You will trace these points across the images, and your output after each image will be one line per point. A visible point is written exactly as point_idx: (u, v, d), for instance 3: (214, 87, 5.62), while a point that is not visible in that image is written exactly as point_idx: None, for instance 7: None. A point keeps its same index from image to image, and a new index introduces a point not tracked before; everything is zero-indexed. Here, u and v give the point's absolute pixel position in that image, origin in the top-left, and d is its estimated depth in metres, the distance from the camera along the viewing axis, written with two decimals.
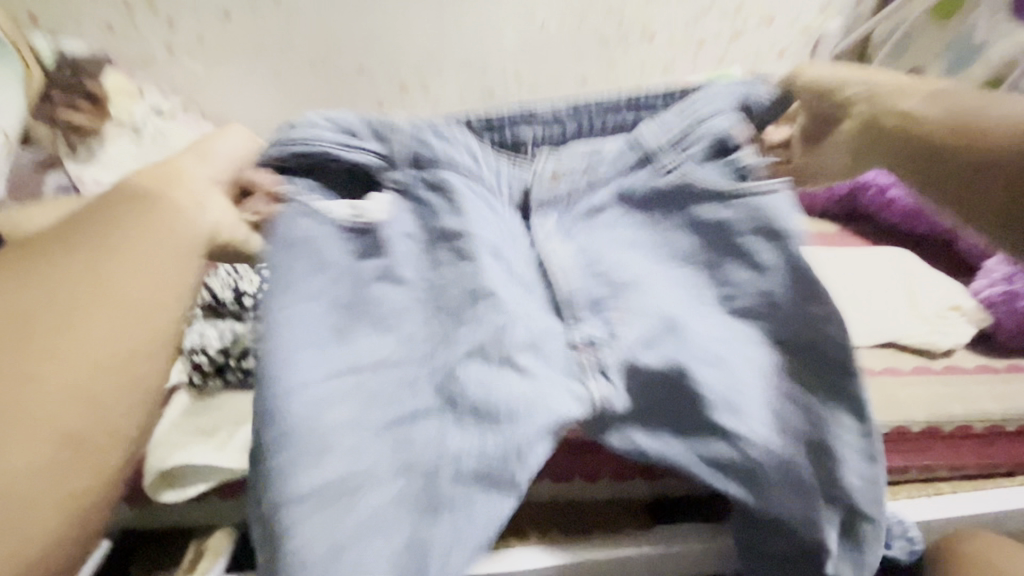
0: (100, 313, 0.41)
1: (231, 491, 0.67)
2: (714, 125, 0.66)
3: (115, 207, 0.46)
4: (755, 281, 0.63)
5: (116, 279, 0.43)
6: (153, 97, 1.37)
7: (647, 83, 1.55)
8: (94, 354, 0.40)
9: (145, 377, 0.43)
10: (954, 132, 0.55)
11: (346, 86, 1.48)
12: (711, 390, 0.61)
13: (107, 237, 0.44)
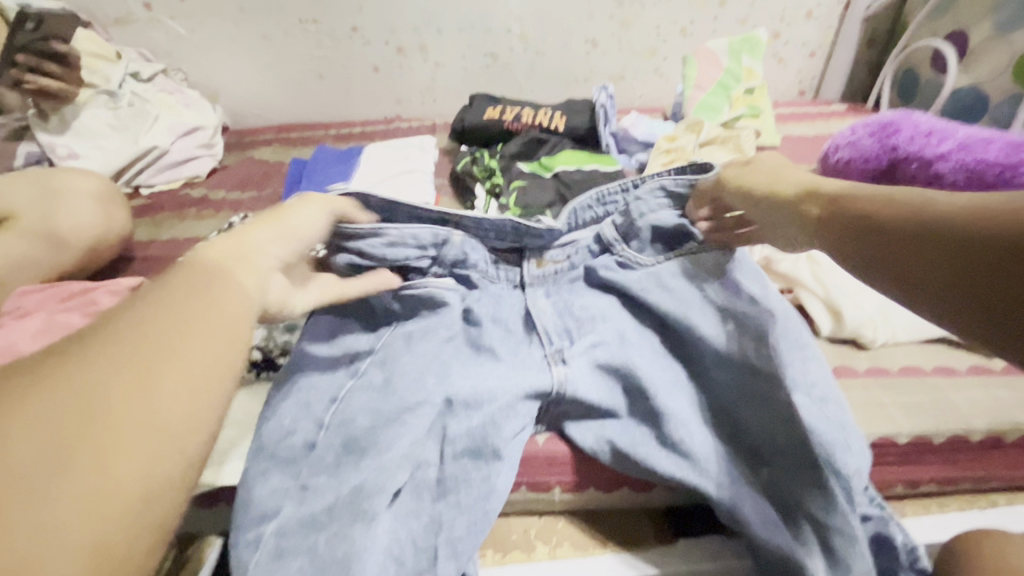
0: (135, 413, 0.30)
1: (210, 497, 0.60)
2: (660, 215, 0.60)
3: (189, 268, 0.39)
4: (722, 325, 0.56)
5: (166, 364, 0.32)
6: (132, 61, 1.27)
7: (664, 46, 1.44)
8: (119, 473, 0.29)
9: (171, 479, 0.31)
10: (862, 216, 0.40)
11: (337, 49, 1.37)
12: (691, 451, 0.52)
13: (175, 293, 0.36)
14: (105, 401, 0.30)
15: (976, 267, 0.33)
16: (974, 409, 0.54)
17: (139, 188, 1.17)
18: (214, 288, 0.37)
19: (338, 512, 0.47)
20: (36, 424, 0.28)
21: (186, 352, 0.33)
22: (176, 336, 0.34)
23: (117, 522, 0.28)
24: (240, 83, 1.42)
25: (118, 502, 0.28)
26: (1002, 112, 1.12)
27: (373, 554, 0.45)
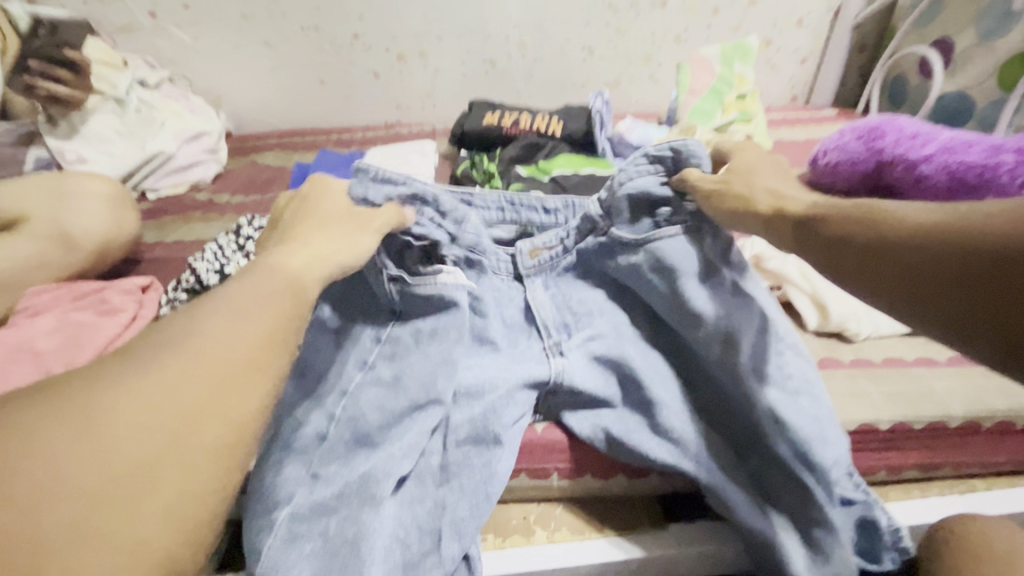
0: (193, 432, 0.32)
1: None
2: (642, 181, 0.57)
3: (263, 269, 0.43)
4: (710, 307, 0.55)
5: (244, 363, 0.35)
6: (138, 68, 1.30)
7: (658, 53, 1.47)
8: (171, 491, 0.30)
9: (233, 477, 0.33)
10: (835, 237, 0.43)
11: (339, 56, 1.41)
12: (680, 439, 0.54)
13: (244, 292, 0.39)
14: (169, 420, 0.31)
15: (946, 285, 0.36)
16: (953, 396, 0.57)
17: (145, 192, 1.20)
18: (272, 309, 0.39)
19: (348, 496, 0.49)
20: (99, 444, 0.29)
21: (243, 377, 0.35)
22: (238, 337, 0.36)
23: (165, 543, 0.29)
24: (244, 90, 1.45)
25: (168, 520, 0.29)
26: (988, 116, 1.15)
27: (378, 537, 0.47)
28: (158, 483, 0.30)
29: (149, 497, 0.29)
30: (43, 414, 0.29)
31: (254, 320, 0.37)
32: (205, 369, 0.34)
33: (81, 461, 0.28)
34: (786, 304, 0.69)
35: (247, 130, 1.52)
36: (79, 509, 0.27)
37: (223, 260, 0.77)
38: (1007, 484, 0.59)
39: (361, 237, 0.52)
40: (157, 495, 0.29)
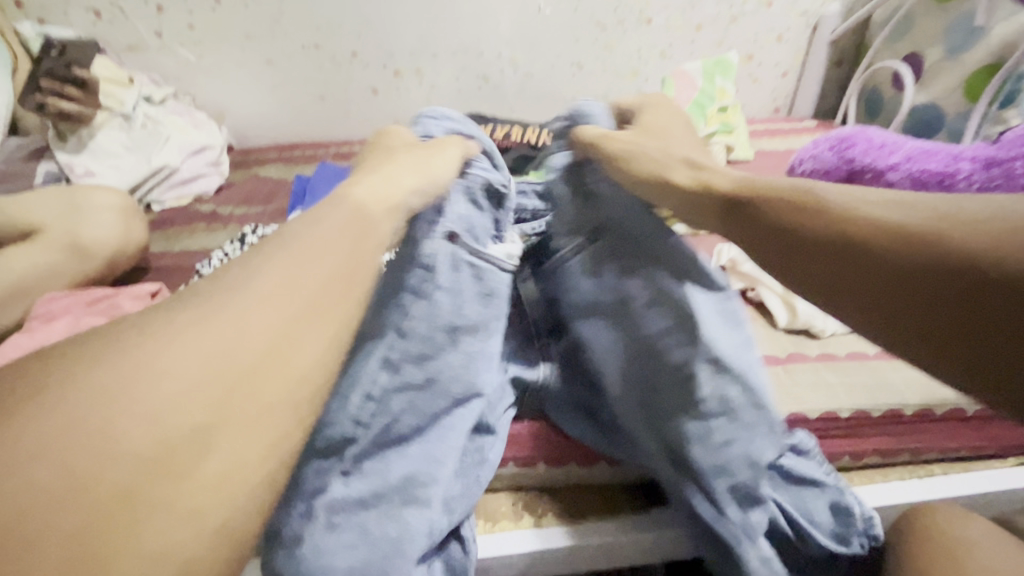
0: (248, 401, 0.31)
1: None
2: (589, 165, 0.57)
3: (327, 214, 0.41)
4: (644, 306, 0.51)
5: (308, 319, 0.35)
6: (144, 85, 1.35)
7: (644, 68, 1.53)
8: (225, 460, 0.29)
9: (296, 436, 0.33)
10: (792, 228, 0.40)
11: (338, 72, 1.46)
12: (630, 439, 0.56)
13: (306, 241, 0.38)
14: (224, 387, 0.30)
15: (903, 291, 0.34)
16: (908, 387, 0.62)
17: (151, 205, 1.25)
18: (328, 261, 0.37)
19: (386, 495, 0.50)
20: (167, 397, 0.29)
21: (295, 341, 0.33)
22: (300, 290, 0.35)
23: (224, 512, 0.29)
24: (246, 105, 1.50)
25: (227, 488, 0.29)
26: (957, 126, 1.21)
27: (420, 536, 0.50)
28: (224, 440, 0.30)
29: (215, 454, 0.29)
30: (104, 376, 0.29)
31: (312, 271, 0.36)
32: (269, 323, 0.33)
33: (139, 426, 0.28)
34: (760, 304, 0.74)
35: (248, 144, 1.57)
36: (140, 475, 0.27)
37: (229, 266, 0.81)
38: (960, 469, 0.63)
39: (435, 160, 0.52)
40: (220, 452, 0.29)
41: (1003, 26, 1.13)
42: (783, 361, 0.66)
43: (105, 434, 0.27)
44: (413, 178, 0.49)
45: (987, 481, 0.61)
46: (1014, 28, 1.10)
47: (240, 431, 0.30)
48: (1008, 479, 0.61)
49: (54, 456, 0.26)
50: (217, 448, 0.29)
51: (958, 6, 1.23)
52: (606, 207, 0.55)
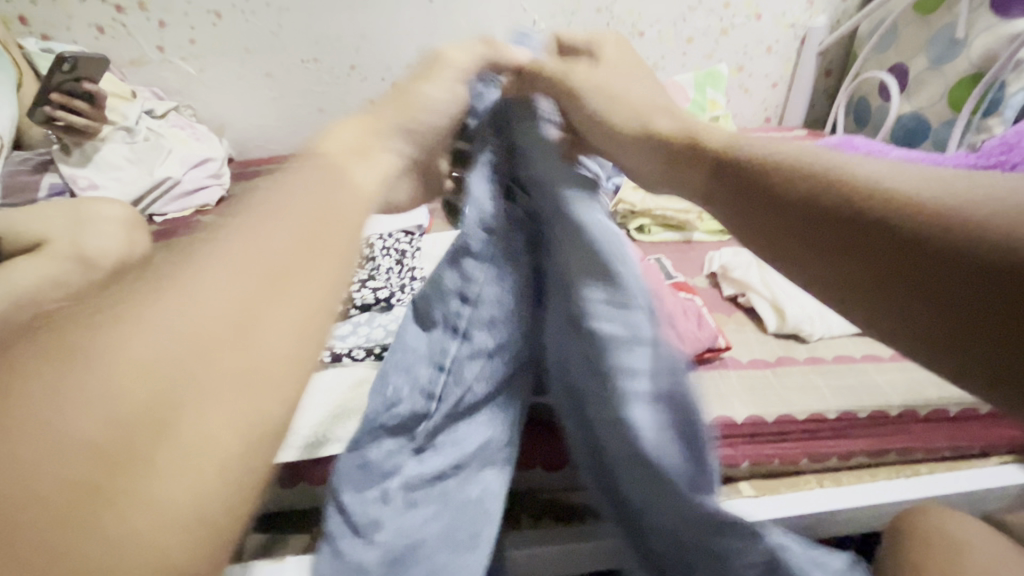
0: (230, 372, 0.26)
1: None
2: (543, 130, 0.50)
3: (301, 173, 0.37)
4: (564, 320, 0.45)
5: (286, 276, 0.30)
6: (146, 99, 1.37)
7: None
8: (209, 440, 0.25)
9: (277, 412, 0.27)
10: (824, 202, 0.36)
11: (337, 85, 1.49)
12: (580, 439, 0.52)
13: (281, 199, 0.34)
14: (192, 361, 0.25)
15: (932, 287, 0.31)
16: (893, 388, 0.64)
17: (153, 217, 1.26)
18: (307, 219, 0.33)
19: (466, 464, 0.47)
20: (122, 365, 0.24)
21: (270, 304, 0.29)
22: (272, 246, 0.31)
23: (217, 509, 0.24)
24: (246, 118, 1.52)
25: (220, 479, 0.24)
26: (941, 135, 1.24)
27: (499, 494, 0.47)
28: (190, 415, 0.25)
29: (184, 431, 0.24)
30: (48, 355, 0.24)
31: (289, 227, 0.32)
32: (240, 283, 0.29)
33: (89, 409, 0.23)
34: (751, 310, 0.76)
35: (248, 156, 1.59)
36: (94, 465, 0.23)
37: None
38: (947, 468, 0.65)
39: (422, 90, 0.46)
40: (188, 430, 0.24)
41: (983, 38, 1.17)
42: (773, 365, 0.68)
43: (50, 429, 0.22)
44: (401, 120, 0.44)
45: (975, 477, 0.63)
46: (993, 40, 1.14)
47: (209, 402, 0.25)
48: (992, 474, 0.63)
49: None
50: (182, 424, 0.24)
51: (940, 19, 1.26)
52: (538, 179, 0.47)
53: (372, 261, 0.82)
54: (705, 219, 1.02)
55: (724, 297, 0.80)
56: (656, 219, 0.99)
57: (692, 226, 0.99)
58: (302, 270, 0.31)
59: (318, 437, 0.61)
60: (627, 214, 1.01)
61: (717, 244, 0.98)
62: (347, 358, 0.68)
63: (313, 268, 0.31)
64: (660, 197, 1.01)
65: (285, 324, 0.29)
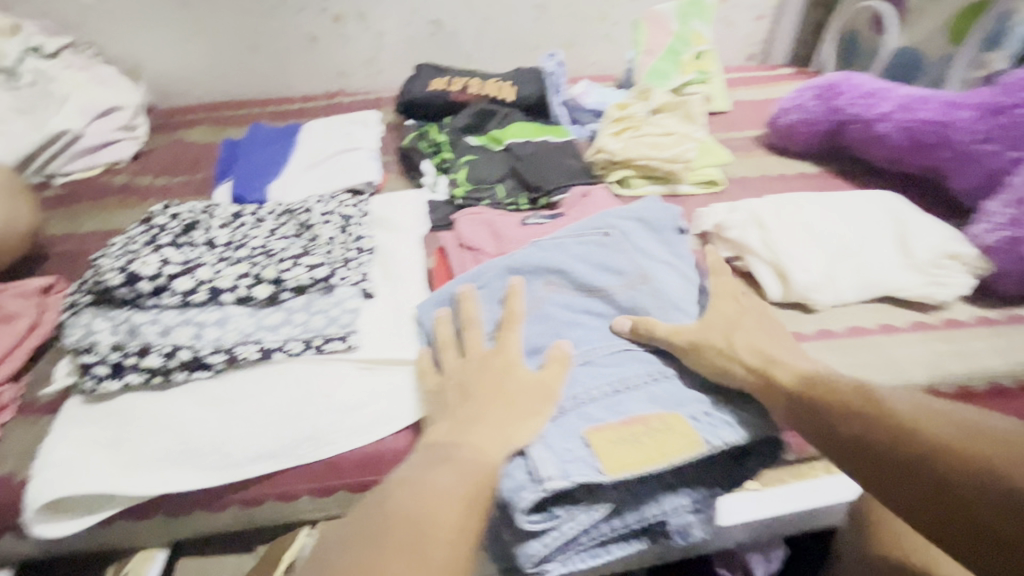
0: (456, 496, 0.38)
1: (145, 510, 0.52)
2: (542, 460, 0.44)
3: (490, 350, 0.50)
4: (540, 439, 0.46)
5: (476, 440, 0.43)
6: (32, 34, 1.13)
7: (614, 10, 1.34)
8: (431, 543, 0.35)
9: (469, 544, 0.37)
10: (771, 373, 0.45)
11: (268, 17, 1.26)
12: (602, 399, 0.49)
13: (484, 369, 0.48)
14: (424, 513, 0.37)
15: (927, 493, 0.34)
16: (914, 363, 0.57)
17: (52, 178, 1.06)
18: (499, 384, 0.47)
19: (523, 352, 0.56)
20: (415, 495, 0.38)
21: (475, 448, 0.42)
22: (481, 406, 0.45)
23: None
24: (163, 58, 1.29)
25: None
26: (938, 71, 1.13)
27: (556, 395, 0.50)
28: (422, 532, 0.36)
29: (431, 543, 0.35)
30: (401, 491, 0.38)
31: (507, 407, 0.45)
32: (473, 443, 0.42)
33: (426, 503, 0.37)
34: (749, 274, 0.68)
35: (170, 103, 1.36)
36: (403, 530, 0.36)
37: (131, 256, 0.59)
38: None
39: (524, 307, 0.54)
40: (431, 543, 0.35)
41: None
42: None
43: (421, 490, 0.38)
44: (533, 325, 0.55)
45: None
46: None
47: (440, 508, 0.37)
48: None
49: (400, 501, 0.37)
50: (429, 537, 0.36)
51: None
52: (547, 333, 0.54)
53: (311, 230, 0.69)
54: (693, 168, 0.92)
55: (718, 260, 0.71)
56: (638, 169, 0.90)
57: (678, 177, 0.90)
58: (487, 443, 0.43)
59: (250, 454, 0.51)
60: (607, 165, 0.92)
61: (706, 198, 0.90)
62: (280, 354, 0.56)
63: (484, 363, 0.49)
64: (643, 144, 0.91)
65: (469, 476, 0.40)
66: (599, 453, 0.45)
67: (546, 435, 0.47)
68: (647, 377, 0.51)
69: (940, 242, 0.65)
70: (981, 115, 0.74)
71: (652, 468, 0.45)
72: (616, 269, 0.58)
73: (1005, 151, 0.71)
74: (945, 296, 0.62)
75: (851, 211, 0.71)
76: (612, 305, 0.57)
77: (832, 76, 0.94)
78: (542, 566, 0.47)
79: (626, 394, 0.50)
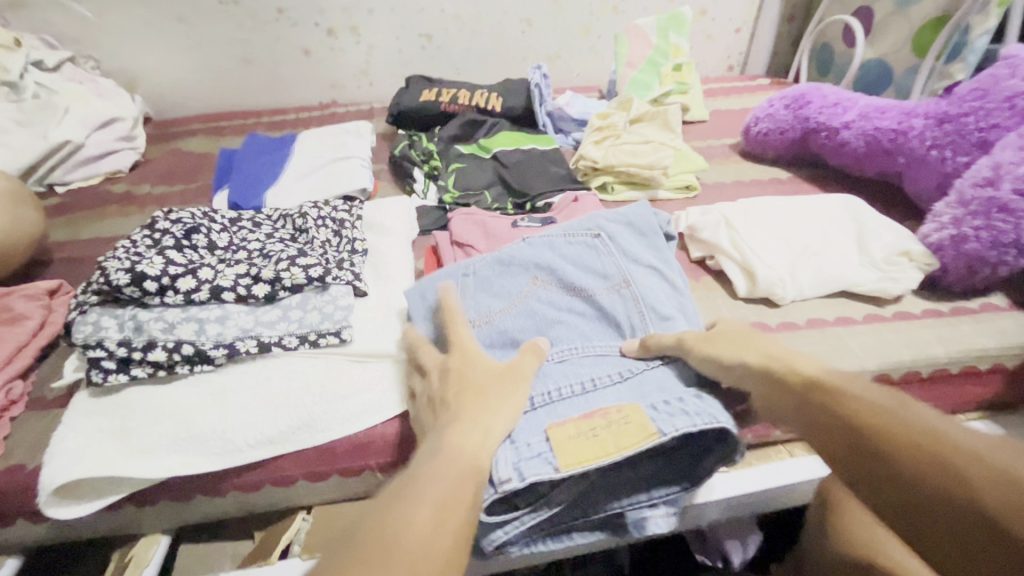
0: (435, 486, 0.40)
1: (150, 495, 0.55)
2: (500, 460, 0.48)
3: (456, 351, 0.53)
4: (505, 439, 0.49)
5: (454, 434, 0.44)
6: (34, 48, 1.17)
7: (598, 24, 1.40)
8: (409, 531, 0.36)
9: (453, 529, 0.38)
10: (783, 373, 0.45)
11: (264, 31, 1.30)
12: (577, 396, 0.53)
13: (456, 370, 0.51)
14: (402, 507, 0.38)
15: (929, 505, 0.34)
16: (868, 353, 0.61)
17: (54, 186, 1.09)
18: (469, 380, 0.49)
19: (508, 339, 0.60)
20: (396, 493, 0.39)
21: (454, 441, 0.44)
22: (455, 404, 0.47)
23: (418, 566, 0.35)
24: (162, 71, 1.33)
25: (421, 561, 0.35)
26: (904, 82, 1.19)
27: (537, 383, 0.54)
28: (401, 522, 0.37)
29: (409, 531, 0.36)
30: (384, 494, 0.40)
31: (482, 402, 0.48)
32: (454, 437, 0.44)
33: (406, 496, 0.39)
34: (719, 273, 0.72)
35: (168, 114, 1.39)
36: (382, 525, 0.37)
37: (137, 257, 0.62)
38: None
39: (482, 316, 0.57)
40: (410, 530, 0.36)
41: None
42: None
43: (402, 487, 0.40)
44: (514, 321, 0.59)
45: None
46: None
47: (418, 500, 0.38)
48: None
49: (382, 502, 0.39)
50: (409, 525, 0.37)
51: None
52: (529, 329, 0.58)
53: (306, 233, 0.73)
54: (670, 174, 0.97)
55: (691, 260, 0.75)
56: (618, 176, 0.95)
57: (656, 183, 0.94)
58: (467, 436, 0.44)
59: (250, 440, 0.55)
60: (589, 172, 0.97)
61: (682, 202, 0.94)
62: (278, 348, 0.59)
63: (452, 364, 0.51)
64: (623, 152, 0.96)
65: (449, 469, 0.41)
66: (556, 447, 0.48)
67: (515, 432, 0.50)
68: (615, 377, 0.54)
69: (895, 242, 0.70)
70: (933, 123, 0.79)
71: (606, 460, 0.47)
72: (600, 273, 0.62)
73: (954, 156, 0.76)
74: (899, 291, 0.66)
75: (814, 213, 0.76)
76: (592, 306, 0.61)
77: (802, 87, 0.99)
78: (505, 550, 0.52)
79: (595, 394, 0.53)
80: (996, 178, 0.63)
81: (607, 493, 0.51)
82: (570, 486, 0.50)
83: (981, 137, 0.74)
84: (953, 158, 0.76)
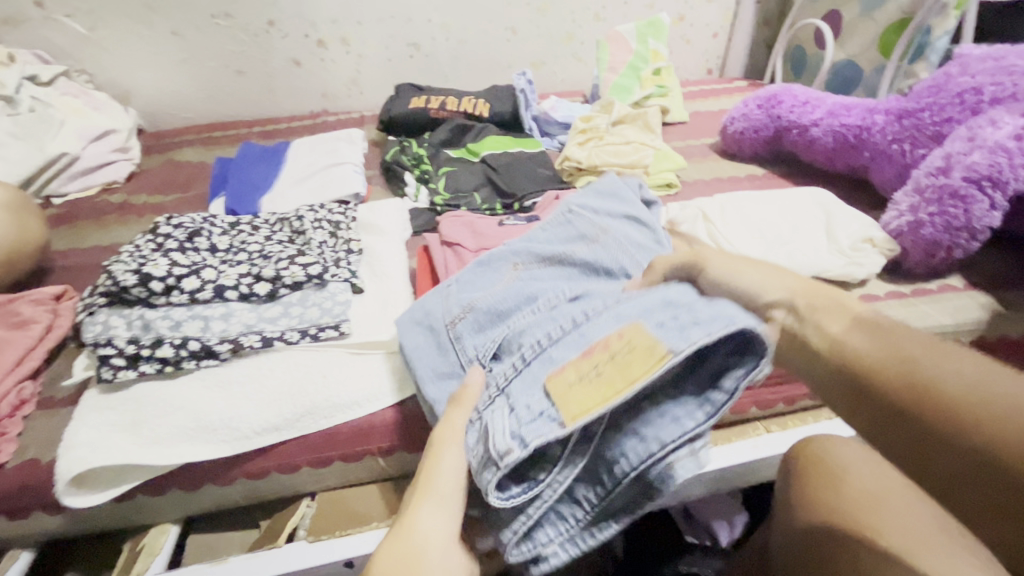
0: None
1: (160, 485, 0.57)
2: (498, 433, 0.45)
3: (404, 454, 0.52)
4: (503, 412, 0.47)
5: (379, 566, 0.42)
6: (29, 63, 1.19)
7: (580, 31, 1.45)
8: None
9: None
10: (805, 331, 0.40)
11: (255, 43, 1.33)
12: (568, 340, 0.50)
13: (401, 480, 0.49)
14: None
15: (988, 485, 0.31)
16: None
17: (51, 198, 1.11)
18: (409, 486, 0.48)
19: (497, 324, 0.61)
20: None
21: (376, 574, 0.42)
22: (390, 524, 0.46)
23: None
24: (155, 83, 1.35)
25: None
26: (871, 81, 1.25)
27: (525, 341, 0.53)
28: None
29: None
30: None
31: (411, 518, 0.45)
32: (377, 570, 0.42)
33: None
34: None
35: (161, 125, 1.42)
36: None
37: (143, 259, 0.65)
38: None
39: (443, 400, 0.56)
40: None
41: None
42: None
43: None
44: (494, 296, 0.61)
45: None
46: None
47: None
48: None
49: None
50: None
51: None
52: (512, 301, 0.60)
53: (304, 235, 0.76)
54: (652, 172, 1.01)
55: None
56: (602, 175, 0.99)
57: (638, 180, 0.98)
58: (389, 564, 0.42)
59: (257, 428, 0.57)
60: (574, 172, 1.01)
61: (663, 198, 0.98)
62: (280, 342, 0.63)
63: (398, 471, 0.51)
64: (606, 152, 1.00)
65: None
66: (557, 401, 0.44)
67: (514, 393, 0.48)
68: (605, 305, 0.51)
69: (859, 230, 0.74)
70: (894, 119, 0.84)
71: (612, 401, 0.40)
72: (577, 237, 0.66)
73: (915, 149, 0.81)
74: (864, 275, 0.70)
75: (786, 206, 0.80)
76: (577, 265, 0.63)
77: (773, 87, 1.04)
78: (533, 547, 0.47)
79: (590, 325, 0.49)
80: (948, 167, 0.68)
81: (619, 443, 0.44)
82: (579, 447, 0.45)
83: (938, 130, 0.79)
84: (913, 151, 0.81)
